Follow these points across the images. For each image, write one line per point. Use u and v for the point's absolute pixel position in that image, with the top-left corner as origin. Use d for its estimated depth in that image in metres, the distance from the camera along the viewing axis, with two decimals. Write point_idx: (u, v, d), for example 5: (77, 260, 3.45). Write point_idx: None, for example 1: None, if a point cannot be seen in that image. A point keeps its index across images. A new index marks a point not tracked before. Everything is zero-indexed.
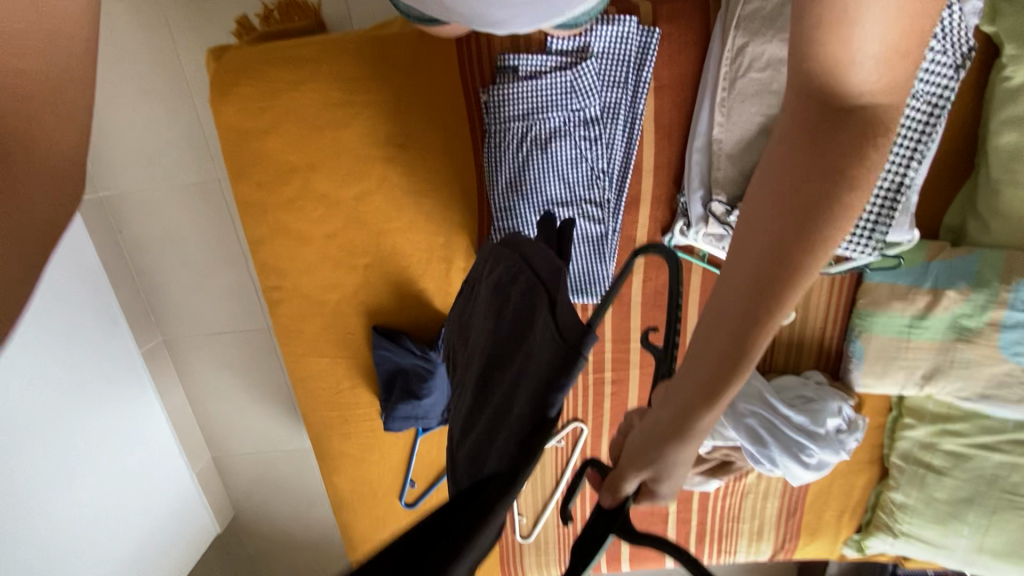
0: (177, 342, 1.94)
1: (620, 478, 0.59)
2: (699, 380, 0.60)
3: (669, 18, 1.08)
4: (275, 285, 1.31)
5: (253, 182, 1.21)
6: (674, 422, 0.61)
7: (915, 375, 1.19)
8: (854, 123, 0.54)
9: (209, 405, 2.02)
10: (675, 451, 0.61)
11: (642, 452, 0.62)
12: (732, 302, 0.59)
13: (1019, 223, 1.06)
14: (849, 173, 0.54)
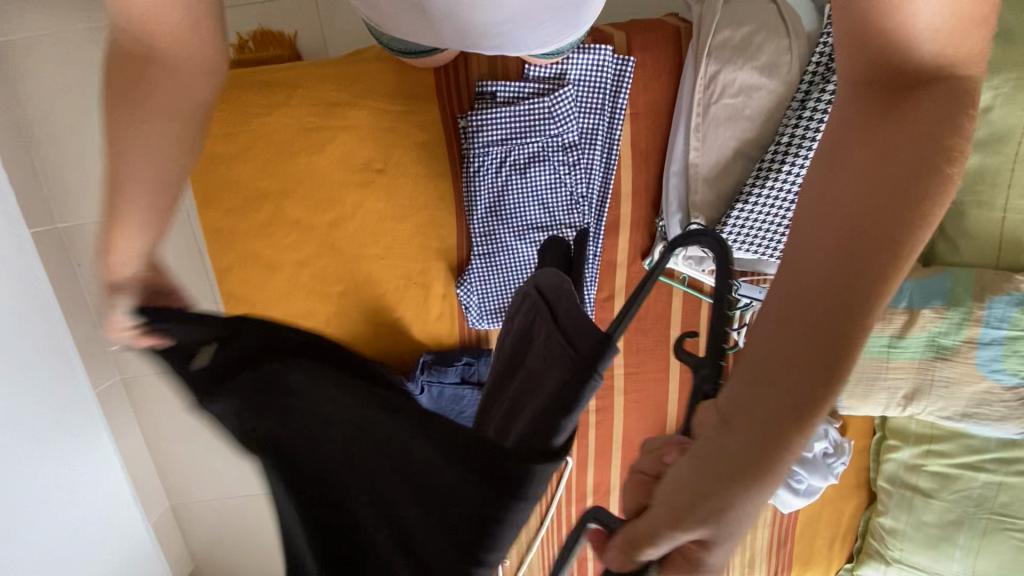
0: (137, 381, 1.82)
1: (642, 538, 0.47)
2: (774, 401, 0.47)
3: (643, 47, 1.10)
4: (242, 316, 1.25)
5: (221, 208, 1.16)
6: (736, 463, 0.46)
7: (897, 396, 1.20)
8: (940, 96, 0.47)
9: (168, 449, 1.89)
10: (739, 498, 0.46)
11: (682, 509, 0.47)
12: (812, 296, 0.47)
13: (984, 242, 1.11)
14: (943, 142, 0.47)
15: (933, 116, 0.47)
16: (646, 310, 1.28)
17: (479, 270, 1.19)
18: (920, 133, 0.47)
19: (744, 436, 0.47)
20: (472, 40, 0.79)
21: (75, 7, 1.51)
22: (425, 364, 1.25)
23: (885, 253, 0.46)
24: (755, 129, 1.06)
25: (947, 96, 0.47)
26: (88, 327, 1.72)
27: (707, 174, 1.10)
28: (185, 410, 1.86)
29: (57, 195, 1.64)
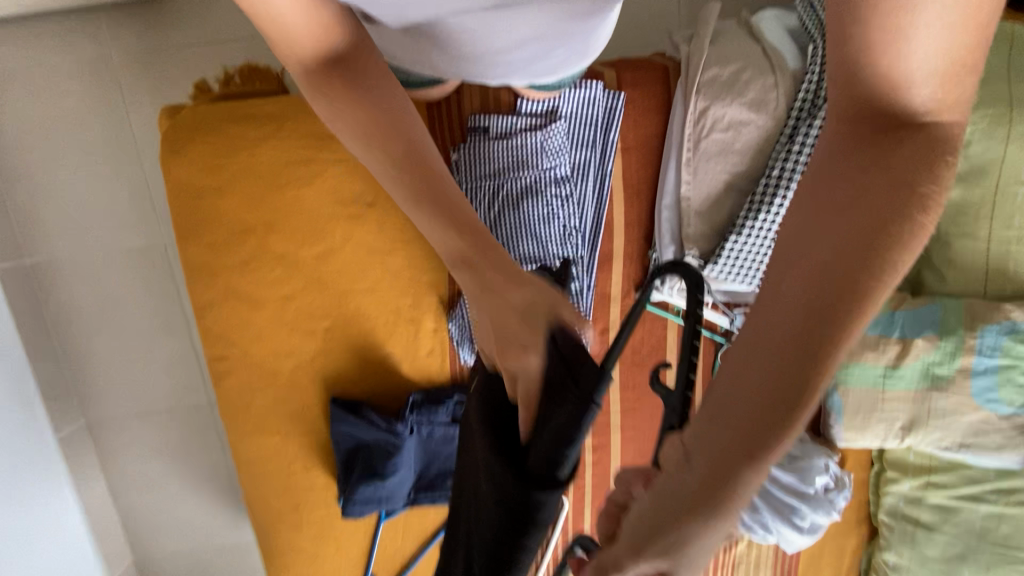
0: (103, 425, 1.71)
1: (610, 564, 0.51)
2: (731, 441, 0.48)
3: (633, 84, 1.11)
4: (221, 354, 1.19)
5: (202, 243, 1.12)
6: (693, 500, 0.48)
7: (895, 427, 1.18)
8: (918, 145, 0.47)
9: (134, 497, 1.76)
10: (698, 534, 0.49)
11: (645, 538, 0.49)
12: (776, 344, 0.48)
13: (971, 273, 1.13)
14: (918, 189, 0.47)
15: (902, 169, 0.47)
16: (641, 344, 1.26)
17: None
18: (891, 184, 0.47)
19: (705, 470, 0.48)
20: (478, 64, 0.79)
21: (56, 41, 1.49)
22: (414, 403, 1.20)
23: (849, 307, 0.47)
24: (745, 163, 1.08)
25: (924, 144, 0.47)
26: (52, 368, 1.62)
27: (698, 206, 1.11)
28: (155, 455, 1.75)
29: (28, 228, 1.58)
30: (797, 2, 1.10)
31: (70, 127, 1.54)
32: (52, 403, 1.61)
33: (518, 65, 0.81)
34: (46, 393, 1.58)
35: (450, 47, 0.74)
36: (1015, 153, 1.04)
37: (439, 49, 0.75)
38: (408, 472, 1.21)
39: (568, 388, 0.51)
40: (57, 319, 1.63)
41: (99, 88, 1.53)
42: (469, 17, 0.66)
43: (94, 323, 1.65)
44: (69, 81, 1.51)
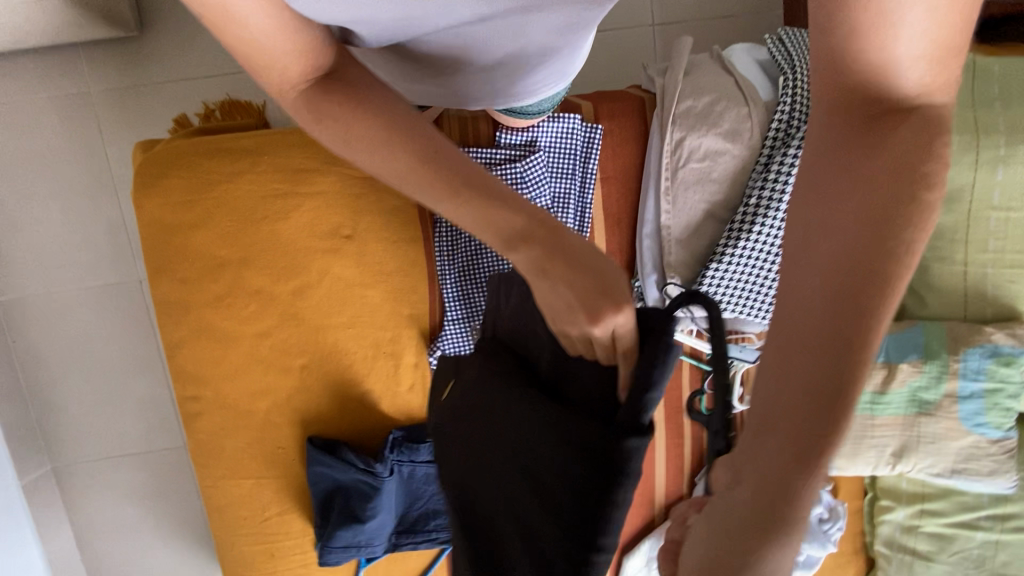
0: (70, 470, 1.63)
1: None
2: (781, 452, 0.46)
3: (610, 115, 1.13)
4: (192, 394, 1.15)
5: (175, 279, 1.09)
6: (749, 521, 0.45)
7: (885, 454, 1.16)
8: (916, 129, 0.46)
9: (101, 546, 1.66)
10: (770, 557, 0.45)
11: (708, 573, 0.46)
12: (805, 343, 0.47)
13: (950, 296, 1.13)
14: (920, 169, 0.46)
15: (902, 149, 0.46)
16: None
17: (453, 336, 1.15)
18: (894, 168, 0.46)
19: (751, 487, 0.46)
20: (458, 87, 0.75)
21: (33, 78, 1.48)
22: (395, 441, 1.15)
23: (875, 296, 0.45)
24: (723, 192, 1.08)
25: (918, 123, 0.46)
26: (17, 411, 1.55)
27: (678, 235, 1.10)
28: (123, 502, 1.66)
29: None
30: (766, 36, 1.13)
31: (45, 162, 1.51)
32: (16, 448, 1.53)
33: (498, 86, 0.76)
34: (9, 438, 1.50)
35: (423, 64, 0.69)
36: (986, 178, 1.06)
37: (415, 69, 0.70)
38: (389, 515, 1.16)
39: (600, 397, 0.50)
40: (24, 359, 1.57)
41: (76, 123, 1.51)
42: (451, 31, 0.60)
43: (63, 363, 1.59)
44: (45, 117, 1.50)
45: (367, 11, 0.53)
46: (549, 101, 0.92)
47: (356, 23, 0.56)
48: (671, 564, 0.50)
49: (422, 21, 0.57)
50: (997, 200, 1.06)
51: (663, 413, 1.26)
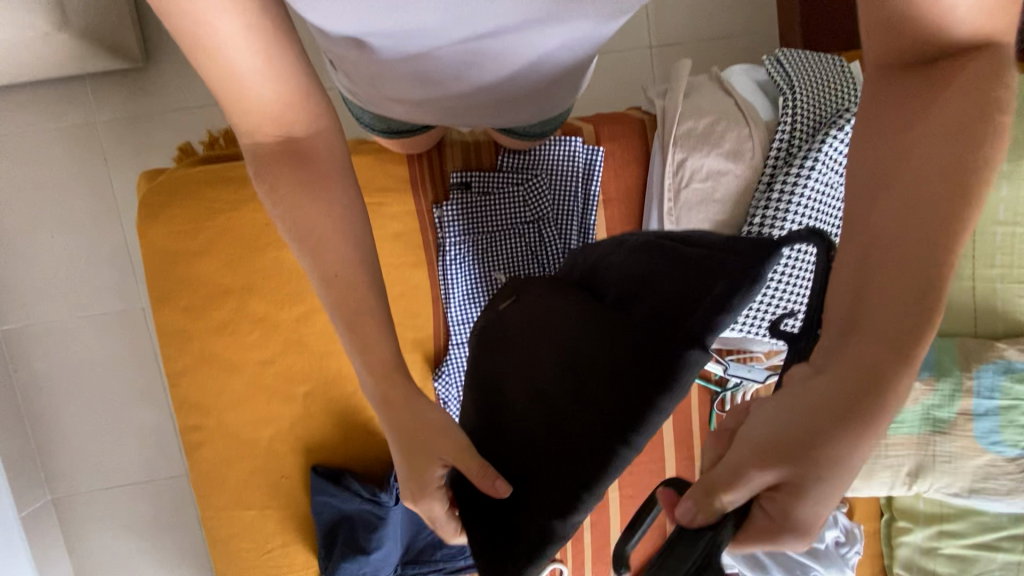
0: (70, 501, 1.60)
1: (723, 480, 0.46)
2: (846, 369, 0.45)
3: (611, 138, 1.13)
4: (195, 424, 1.13)
5: (178, 307, 1.09)
6: (820, 409, 0.44)
7: (901, 474, 1.14)
8: (964, 79, 0.45)
9: None
10: (833, 445, 0.44)
11: (773, 447, 0.45)
12: (889, 270, 0.45)
13: (960, 312, 1.12)
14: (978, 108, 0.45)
15: (951, 100, 0.46)
16: None
17: (458, 360, 1.14)
18: (944, 113, 0.46)
19: (833, 378, 0.45)
20: (463, 108, 0.71)
21: (41, 110, 1.50)
22: None
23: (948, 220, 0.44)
24: (726, 212, 1.08)
25: (963, 73, 0.45)
26: (18, 442, 1.53)
27: None
28: (124, 533, 1.63)
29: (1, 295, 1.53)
30: (764, 57, 1.14)
31: (51, 192, 1.53)
32: (16, 480, 1.51)
33: (508, 108, 0.74)
34: (8, 470, 1.48)
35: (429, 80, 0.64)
36: (991, 193, 1.06)
37: (420, 92, 0.65)
38: (394, 545, 1.14)
39: (682, 291, 0.50)
40: (25, 388, 1.56)
41: (82, 153, 1.53)
42: (461, 42, 0.56)
43: (66, 391, 1.58)
44: (52, 148, 1.51)
45: (378, 22, 0.50)
46: (547, 124, 0.91)
47: (364, 35, 0.52)
48: (720, 448, 0.49)
49: (435, 31, 0.53)
50: (1003, 214, 1.06)
51: (672, 434, 1.25)
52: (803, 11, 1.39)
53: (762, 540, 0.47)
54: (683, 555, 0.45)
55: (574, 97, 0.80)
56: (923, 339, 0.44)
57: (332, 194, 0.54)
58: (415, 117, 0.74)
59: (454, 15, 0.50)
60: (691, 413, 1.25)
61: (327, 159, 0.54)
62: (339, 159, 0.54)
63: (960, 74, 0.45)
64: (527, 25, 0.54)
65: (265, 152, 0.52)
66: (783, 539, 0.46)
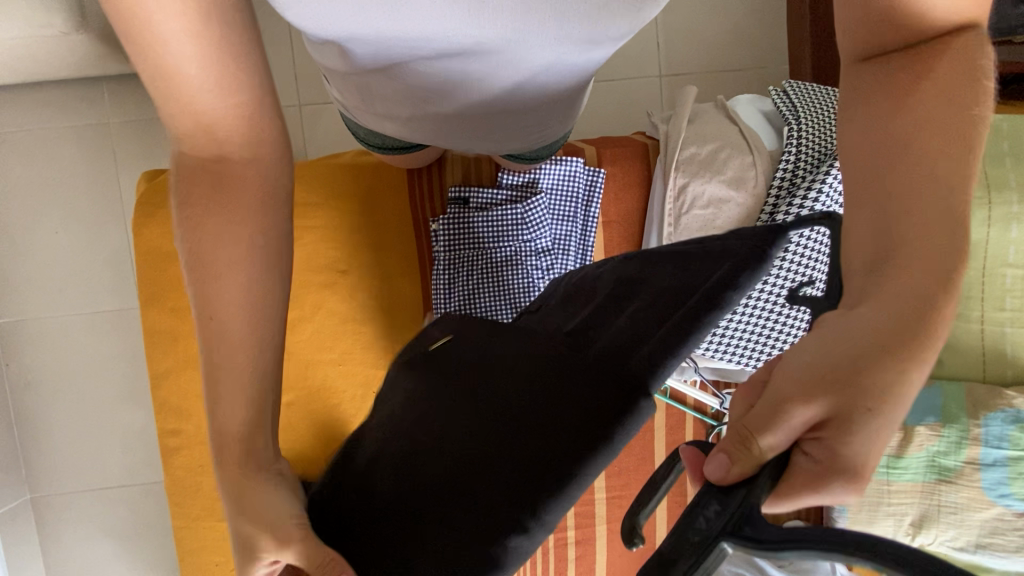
0: (49, 502, 1.57)
1: (760, 425, 0.39)
2: (884, 305, 0.41)
3: (613, 160, 1.13)
4: (173, 429, 1.11)
5: (166, 309, 1.07)
6: (859, 347, 0.39)
7: (904, 524, 1.08)
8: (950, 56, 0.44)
9: None
10: (883, 374, 0.39)
11: (816, 380, 0.39)
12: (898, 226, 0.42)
13: (968, 355, 1.08)
14: (965, 87, 0.43)
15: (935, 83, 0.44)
16: None
17: None
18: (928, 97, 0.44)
19: (874, 311, 0.41)
20: (454, 128, 0.70)
21: (55, 109, 1.52)
22: None
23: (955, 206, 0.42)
24: None
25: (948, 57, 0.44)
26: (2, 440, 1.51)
27: None
28: (98, 541, 1.58)
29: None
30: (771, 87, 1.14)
31: (59, 189, 1.54)
32: None
33: (501, 132, 0.72)
34: None
35: (417, 97, 0.62)
36: (1000, 233, 1.02)
37: (409, 109, 0.65)
38: None
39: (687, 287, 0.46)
40: (15, 383, 1.55)
41: (93, 153, 1.55)
42: (444, 55, 0.55)
43: (53, 390, 1.56)
44: (64, 146, 1.53)
45: (357, 23, 0.48)
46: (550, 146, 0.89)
47: (345, 39, 0.51)
48: (751, 397, 0.42)
49: (416, 41, 0.52)
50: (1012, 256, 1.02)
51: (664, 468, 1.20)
52: (812, 43, 1.38)
53: (808, 493, 0.39)
54: (713, 513, 0.37)
55: (570, 123, 0.79)
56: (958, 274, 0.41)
57: (245, 221, 0.48)
58: (410, 135, 0.73)
59: (435, 20, 0.49)
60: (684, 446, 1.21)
61: (249, 189, 0.48)
62: (270, 192, 0.49)
63: (943, 56, 0.44)
64: (513, 42, 0.53)
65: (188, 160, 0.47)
66: (831, 487, 0.39)
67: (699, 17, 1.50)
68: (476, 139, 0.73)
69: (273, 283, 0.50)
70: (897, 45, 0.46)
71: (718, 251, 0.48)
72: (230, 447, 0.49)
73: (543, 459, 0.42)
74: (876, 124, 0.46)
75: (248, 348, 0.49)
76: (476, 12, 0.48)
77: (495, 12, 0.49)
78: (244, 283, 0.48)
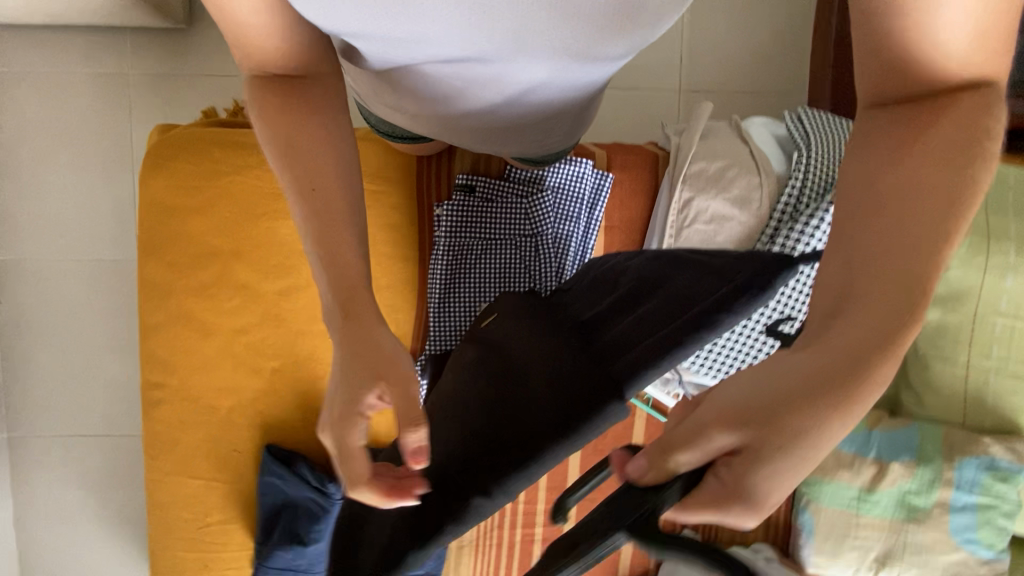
0: (24, 442, 1.57)
1: (678, 441, 0.39)
2: (824, 352, 0.40)
3: (622, 167, 1.14)
4: (157, 382, 1.11)
5: (164, 262, 1.08)
6: (791, 383, 0.39)
7: (868, 558, 1.09)
8: (959, 115, 0.41)
9: (38, 530, 1.58)
10: (801, 419, 0.38)
11: (740, 410, 0.39)
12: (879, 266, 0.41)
13: (950, 399, 1.09)
14: (972, 153, 0.40)
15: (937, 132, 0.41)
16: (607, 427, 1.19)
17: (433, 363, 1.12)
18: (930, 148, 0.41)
19: (811, 353, 0.40)
20: (462, 128, 0.70)
21: (78, 54, 1.53)
22: None
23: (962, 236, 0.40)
24: None
25: (957, 110, 0.41)
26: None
27: None
28: (68, 487, 1.58)
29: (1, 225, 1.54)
30: (786, 113, 1.14)
31: (72, 134, 1.54)
32: None
33: (506, 135, 0.72)
34: None
35: (422, 94, 0.62)
36: (994, 282, 1.03)
37: (417, 106, 0.64)
38: None
39: (687, 296, 0.50)
40: (5, 319, 1.55)
41: (110, 102, 1.55)
42: (451, 61, 0.54)
43: (42, 332, 1.57)
44: (82, 92, 1.54)
45: (362, 22, 0.47)
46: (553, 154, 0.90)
47: (353, 37, 0.50)
48: (682, 413, 0.42)
49: (423, 44, 0.50)
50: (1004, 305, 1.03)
51: None
52: (832, 76, 1.39)
53: (706, 512, 0.40)
54: (627, 511, 0.39)
55: (579, 134, 0.79)
56: (906, 334, 0.39)
57: (320, 118, 0.50)
58: (422, 127, 0.73)
59: (444, 27, 0.47)
60: None
61: (321, 95, 0.51)
62: (337, 98, 0.52)
63: (950, 110, 0.41)
64: (517, 53, 0.52)
65: (261, 79, 0.51)
66: (732, 509, 0.39)
67: (725, 36, 1.51)
68: (484, 140, 0.74)
69: (348, 186, 0.51)
70: (898, 95, 0.44)
71: (722, 270, 0.49)
72: (377, 359, 0.45)
73: (513, 436, 0.51)
74: (872, 170, 0.44)
75: (328, 258, 0.49)
76: (483, 23, 0.47)
77: (499, 26, 0.47)
78: (321, 177, 0.49)
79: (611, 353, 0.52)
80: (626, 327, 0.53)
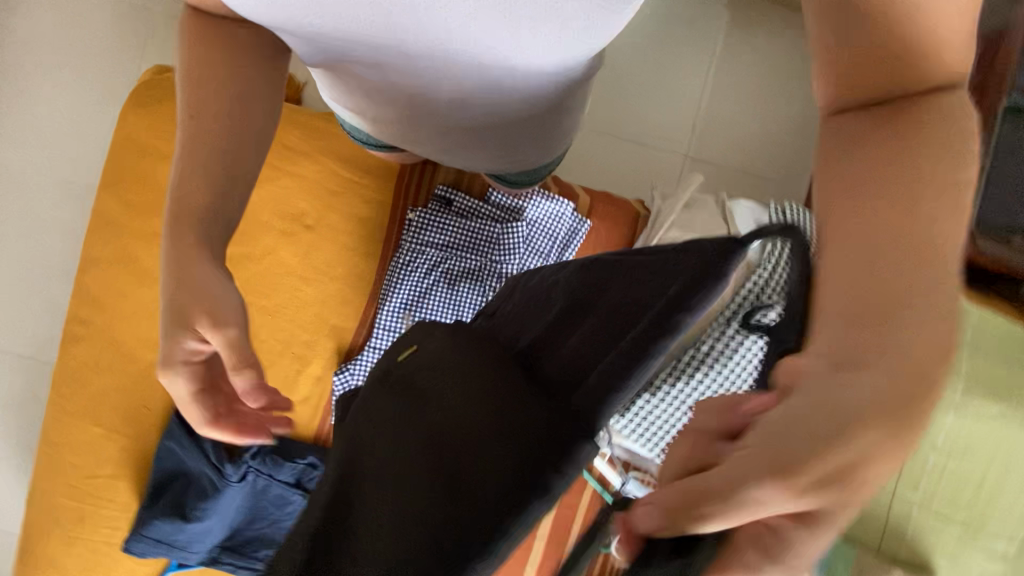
0: None
1: (694, 499, 0.29)
2: (883, 372, 0.30)
3: (601, 216, 1.14)
4: (83, 318, 1.07)
5: (121, 200, 1.05)
6: (868, 415, 0.29)
7: None
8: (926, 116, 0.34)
9: None
10: (879, 472, 0.29)
11: (773, 458, 0.28)
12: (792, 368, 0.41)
13: (873, 522, 1.06)
14: (946, 154, 0.33)
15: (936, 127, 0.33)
16: None
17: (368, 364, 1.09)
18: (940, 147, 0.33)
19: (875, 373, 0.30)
20: (430, 132, 0.71)
21: None
22: (262, 448, 1.06)
23: None
24: None
25: (949, 104, 0.34)
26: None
27: None
28: None
29: None
30: (774, 202, 1.14)
31: (78, 53, 1.52)
32: None
33: (473, 145, 0.74)
34: None
35: (382, 97, 0.64)
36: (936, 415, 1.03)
37: (381, 108, 0.66)
38: (220, 524, 1.06)
39: (636, 299, 0.45)
40: None
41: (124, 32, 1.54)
42: (392, 64, 0.55)
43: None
44: (100, 16, 1.53)
45: (294, 20, 0.49)
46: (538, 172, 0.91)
47: (291, 37, 0.52)
48: (706, 449, 0.31)
49: (362, 42, 0.52)
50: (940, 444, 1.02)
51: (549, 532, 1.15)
52: None
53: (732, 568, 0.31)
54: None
55: (558, 145, 0.81)
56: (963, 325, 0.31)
57: (241, 68, 0.53)
58: (391, 130, 0.74)
59: (373, 25, 0.48)
60: (577, 515, 1.16)
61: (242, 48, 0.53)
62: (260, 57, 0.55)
63: (932, 111, 0.34)
64: (453, 59, 0.53)
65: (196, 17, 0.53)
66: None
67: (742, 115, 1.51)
68: (452, 148, 0.76)
69: (246, 133, 0.55)
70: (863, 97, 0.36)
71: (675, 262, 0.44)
72: (189, 291, 0.50)
73: (471, 480, 0.38)
74: (840, 184, 0.35)
75: (187, 165, 0.52)
76: (408, 27, 0.48)
77: (427, 31, 0.48)
78: (232, 116, 0.54)
79: (577, 373, 0.42)
80: (594, 342, 0.43)
